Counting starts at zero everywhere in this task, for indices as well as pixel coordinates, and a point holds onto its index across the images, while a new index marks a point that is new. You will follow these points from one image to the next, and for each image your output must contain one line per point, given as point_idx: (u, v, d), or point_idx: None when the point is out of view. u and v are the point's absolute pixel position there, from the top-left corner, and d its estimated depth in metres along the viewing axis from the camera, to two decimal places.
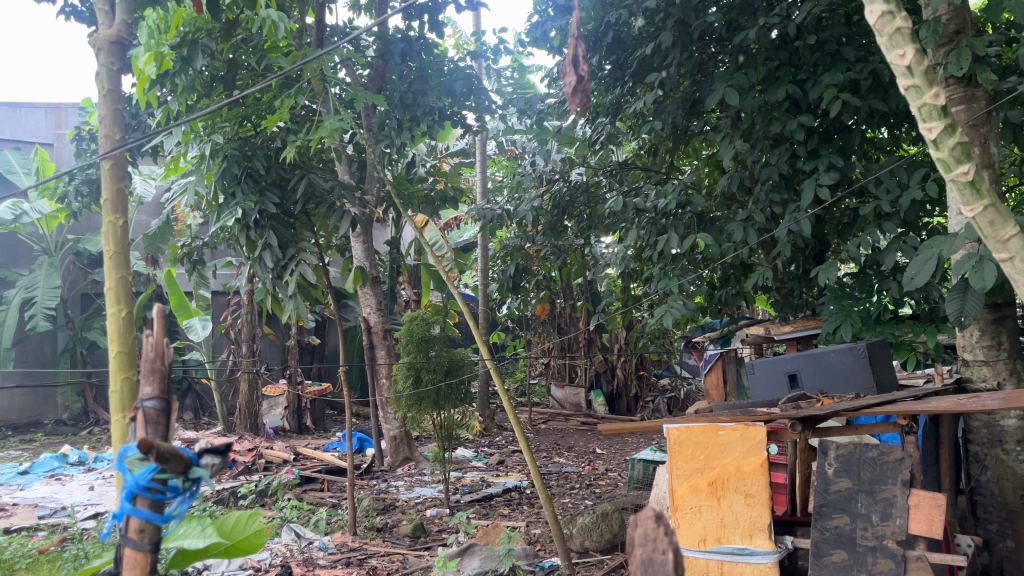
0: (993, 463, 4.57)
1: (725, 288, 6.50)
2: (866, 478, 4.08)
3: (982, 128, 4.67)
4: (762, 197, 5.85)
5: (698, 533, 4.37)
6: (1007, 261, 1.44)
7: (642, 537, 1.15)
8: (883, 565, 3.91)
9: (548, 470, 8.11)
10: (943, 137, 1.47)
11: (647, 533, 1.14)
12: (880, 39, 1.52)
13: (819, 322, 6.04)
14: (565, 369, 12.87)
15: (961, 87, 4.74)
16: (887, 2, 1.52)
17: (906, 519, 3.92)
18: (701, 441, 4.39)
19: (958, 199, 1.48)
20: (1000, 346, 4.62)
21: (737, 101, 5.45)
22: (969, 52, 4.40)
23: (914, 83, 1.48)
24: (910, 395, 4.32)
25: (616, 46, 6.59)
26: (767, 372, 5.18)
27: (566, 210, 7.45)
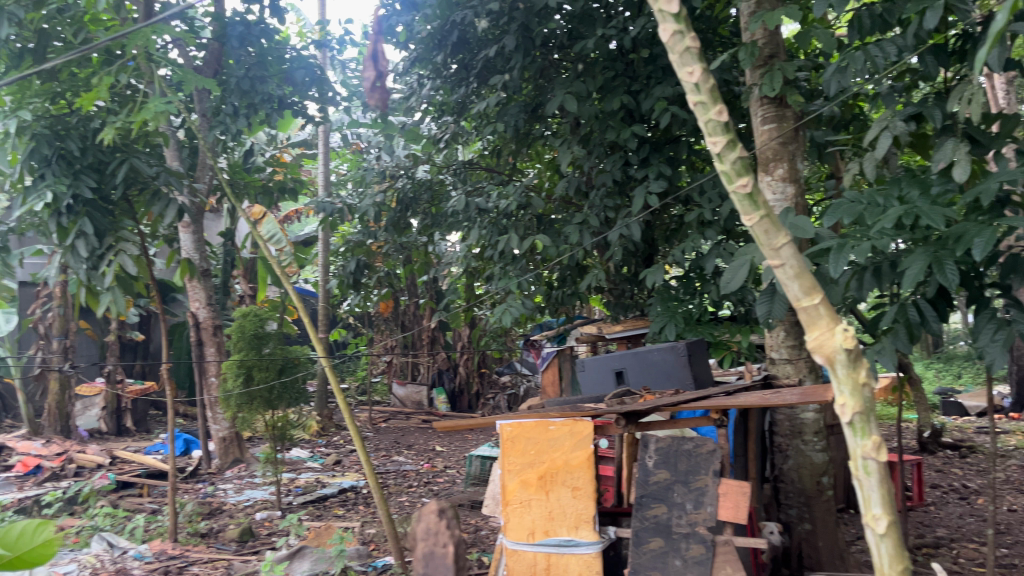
0: (793, 453, 5.00)
1: (561, 288, 6.70)
2: (682, 469, 4.34)
3: (790, 146, 5.09)
4: (597, 202, 6.11)
5: (526, 527, 4.46)
6: (777, 268, 1.45)
7: (426, 533, 1.17)
8: (694, 550, 4.16)
9: (386, 469, 8.02)
10: (726, 152, 1.45)
11: (430, 529, 1.15)
12: (670, 56, 1.49)
13: (647, 322, 6.41)
14: (408, 367, 12.82)
15: (774, 107, 5.14)
16: (678, 20, 1.50)
17: (716, 507, 4.21)
18: (532, 436, 4.51)
19: (737, 211, 1.47)
20: (801, 346, 5.05)
21: (574, 107, 5.67)
22: (780, 75, 4.82)
23: (701, 100, 1.46)
24: (722, 390, 4.66)
25: (460, 45, 6.64)
26: (595, 370, 5.38)
27: (409, 208, 7.39)
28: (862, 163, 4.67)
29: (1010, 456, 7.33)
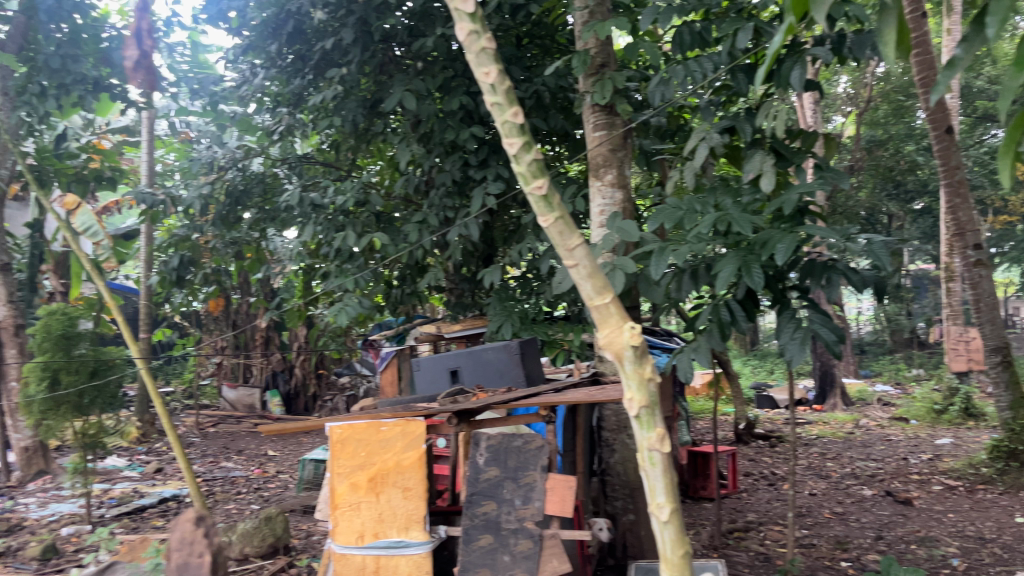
0: (619, 447, 5.21)
1: (399, 287, 6.65)
2: (511, 466, 4.39)
3: (619, 153, 5.30)
4: (435, 201, 6.11)
5: (355, 530, 4.38)
6: (572, 268, 1.50)
7: (180, 546, 2.25)
8: (522, 545, 4.24)
9: (212, 475, 7.63)
10: (522, 154, 1.48)
11: (184, 541, 2.26)
12: (467, 55, 1.50)
13: (485, 321, 6.49)
14: (240, 369, 12.27)
15: (604, 114, 5.35)
16: (474, 20, 1.51)
17: (543, 501, 4.30)
18: (363, 437, 4.42)
19: (534, 213, 1.50)
20: None
21: (413, 106, 5.65)
22: (610, 84, 5.05)
23: (498, 102, 1.48)
24: (553, 387, 4.78)
25: (296, 36, 6.44)
26: (430, 368, 5.37)
27: (240, 202, 7.06)
28: (683, 171, 4.96)
29: (811, 445, 8.03)
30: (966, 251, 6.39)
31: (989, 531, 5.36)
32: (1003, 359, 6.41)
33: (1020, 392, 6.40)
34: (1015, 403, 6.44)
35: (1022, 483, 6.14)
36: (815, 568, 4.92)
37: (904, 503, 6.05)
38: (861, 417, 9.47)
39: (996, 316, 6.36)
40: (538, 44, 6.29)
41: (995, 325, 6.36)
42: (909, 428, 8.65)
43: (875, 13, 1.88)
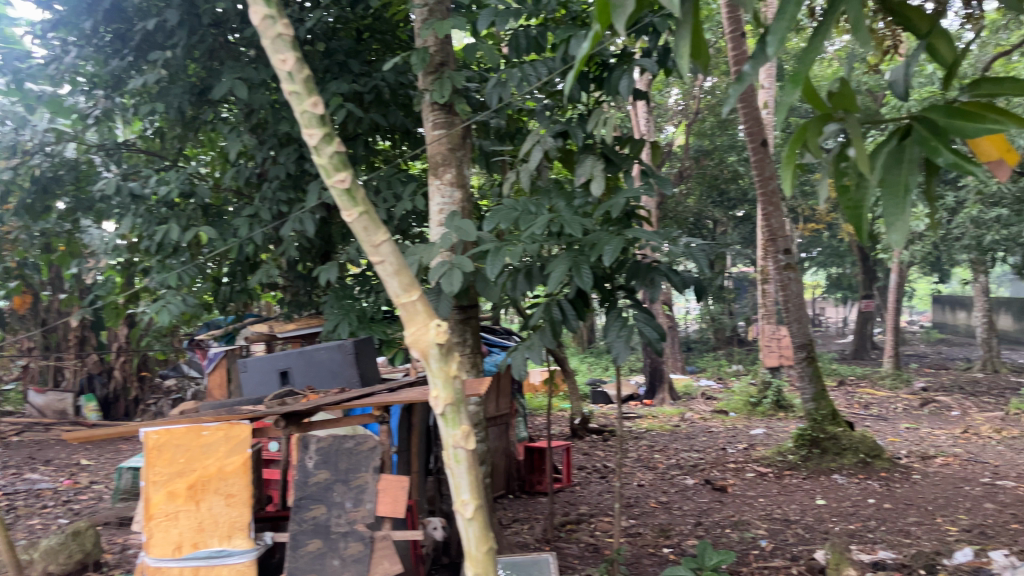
0: None
1: (229, 284, 6.34)
2: (342, 468, 4.27)
3: (458, 152, 5.30)
4: (269, 195, 5.88)
5: (171, 542, 4.12)
6: (378, 264, 1.48)
7: None
8: (353, 548, 4.15)
9: (13, 489, 6.94)
10: (323, 145, 1.46)
11: None
12: (263, 41, 1.49)
13: (321, 320, 6.32)
14: (49, 372, 11.27)
15: (444, 114, 5.34)
16: (269, 7, 1.51)
17: (375, 503, 4.22)
18: (182, 443, 4.15)
19: (337, 206, 1.47)
20: (464, 343, 5.23)
21: (244, 95, 5.41)
22: (449, 84, 5.08)
23: (295, 89, 1.48)
24: (388, 387, 4.72)
25: (115, 14, 6.01)
26: (257, 370, 5.08)
27: (49, 190, 6.49)
28: (519, 172, 5.04)
29: (640, 438, 8.42)
30: (778, 256, 6.93)
31: (793, 513, 5.84)
32: (808, 355, 7.01)
33: (821, 385, 7.02)
34: (818, 394, 7.05)
35: (822, 468, 6.73)
36: (640, 556, 5.15)
37: (721, 490, 6.47)
38: (686, 411, 10.04)
39: (802, 316, 6.95)
40: (378, 39, 6.20)
41: (801, 324, 6.95)
42: (728, 420, 9.27)
43: (674, 27, 2.03)
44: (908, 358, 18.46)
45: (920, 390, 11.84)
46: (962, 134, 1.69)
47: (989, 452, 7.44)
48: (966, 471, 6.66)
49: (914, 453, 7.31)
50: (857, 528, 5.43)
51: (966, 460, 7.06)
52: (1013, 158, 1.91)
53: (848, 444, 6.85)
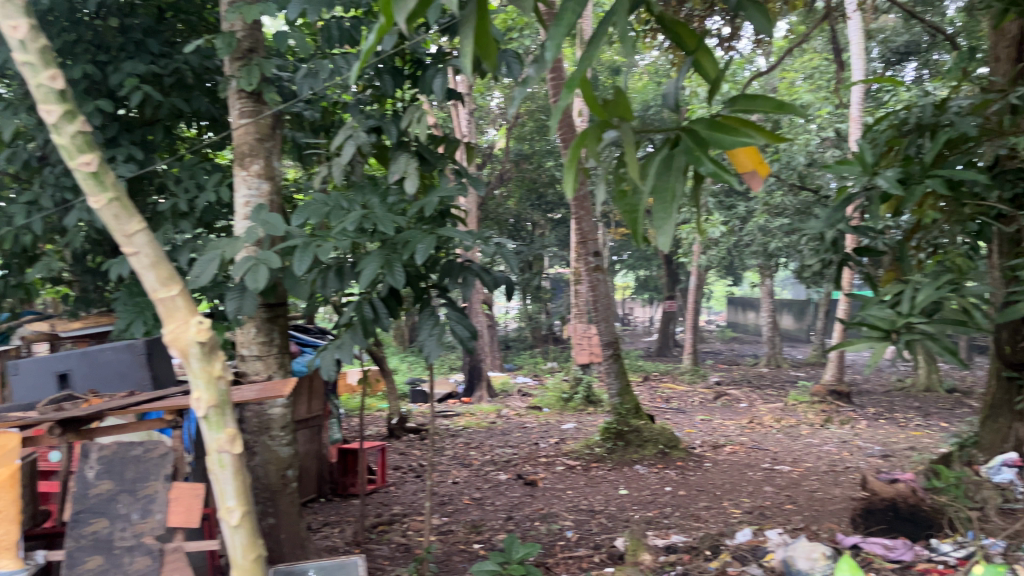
0: (260, 449, 4.54)
1: (2, 277, 5.69)
2: (128, 477, 3.64)
3: (267, 143, 5.06)
4: (51, 180, 5.32)
5: None
6: (132, 252, 1.86)
7: None
8: (138, 564, 3.53)
9: None
10: (64, 125, 1.83)
11: None
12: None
13: (112, 318, 5.82)
14: None
15: (251, 102, 5.08)
16: None
17: (165, 513, 3.62)
18: None
19: (86, 188, 1.85)
20: (271, 342, 4.97)
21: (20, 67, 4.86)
22: (257, 71, 4.86)
23: (29, 60, 1.84)
24: (183, 390, 4.42)
25: None
26: (31, 373, 4.61)
27: None
28: (330, 167, 4.90)
29: (457, 436, 8.48)
30: (588, 258, 7.23)
31: (598, 503, 6.11)
32: (614, 352, 7.38)
33: (626, 381, 7.41)
34: (622, 389, 7.42)
35: (626, 459, 7.09)
36: (450, 553, 5.18)
37: (531, 484, 6.64)
38: (502, 408, 10.24)
39: (609, 315, 7.29)
40: (183, 19, 5.80)
41: (609, 322, 7.30)
42: (541, 416, 9.56)
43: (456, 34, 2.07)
44: (705, 355, 19.96)
45: (714, 384, 12.84)
46: (720, 146, 1.86)
47: (769, 440, 8.20)
48: (749, 458, 7.30)
49: (707, 443, 7.90)
50: (655, 515, 5.76)
51: (749, 448, 7.73)
52: (764, 170, 2.07)
53: (648, 436, 7.27)
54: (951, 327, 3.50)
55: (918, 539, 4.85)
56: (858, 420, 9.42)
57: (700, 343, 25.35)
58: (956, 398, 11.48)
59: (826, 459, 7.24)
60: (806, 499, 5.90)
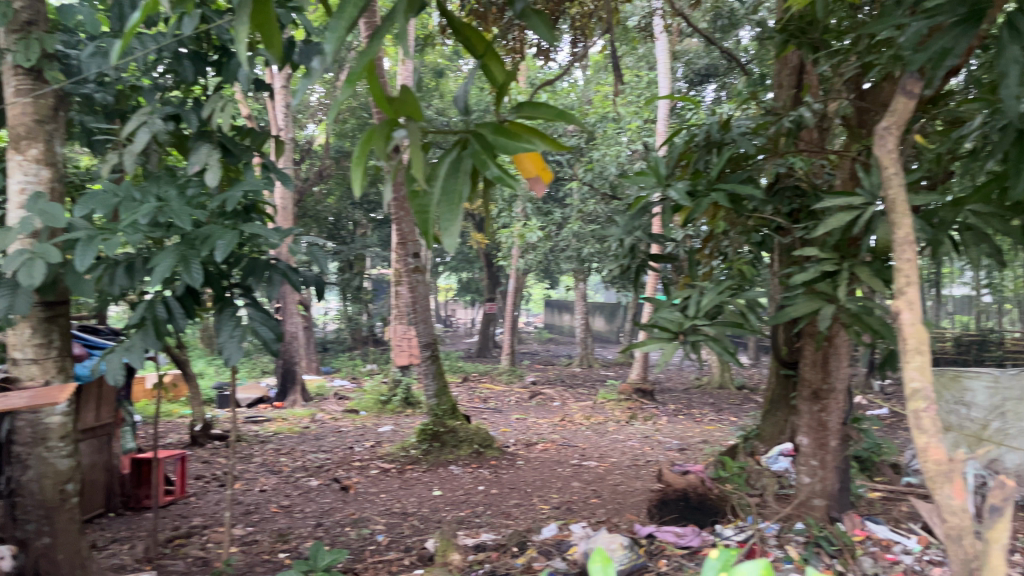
0: (34, 462, 4.06)
1: None
2: None
3: (47, 125, 4.58)
4: None
5: None
6: None
7: None
8: None
9: None
10: None
11: None
12: None
13: None
14: None
15: (29, 79, 4.57)
16: None
17: None
18: None
19: None
20: (49, 344, 4.51)
21: None
22: (36, 46, 4.40)
23: None
24: None
25: None
26: None
27: None
28: (122, 155, 4.53)
29: (267, 441, 8.14)
30: (407, 259, 7.19)
31: (411, 505, 6.08)
32: (432, 353, 7.38)
33: (443, 382, 7.43)
34: (439, 390, 7.44)
35: (441, 460, 7.11)
36: (253, 564, 4.95)
37: (344, 490, 6.49)
38: (317, 411, 9.96)
39: (428, 316, 7.29)
40: None
41: (427, 324, 7.30)
42: (358, 419, 9.39)
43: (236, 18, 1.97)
44: (523, 356, 20.53)
45: (529, 383, 13.23)
46: (506, 150, 1.89)
47: (579, 436, 8.54)
48: (560, 455, 7.57)
49: (520, 441, 8.11)
50: (467, 515, 5.81)
51: (560, 445, 8.02)
52: (547, 176, 2.12)
53: (464, 436, 7.34)
54: (730, 329, 3.80)
55: (706, 526, 5.22)
56: (659, 416, 10.04)
57: (517, 343, 26.02)
58: (745, 395, 12.56)
59: (629, 453, 7.64)
60: (610, 493, 6.19)
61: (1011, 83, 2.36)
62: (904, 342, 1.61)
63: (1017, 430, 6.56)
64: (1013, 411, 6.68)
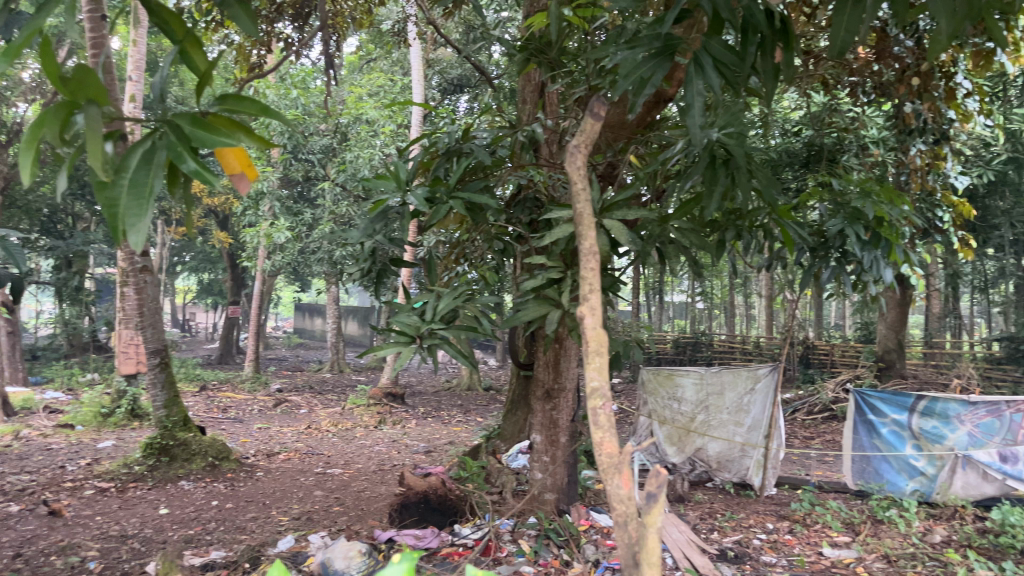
0: None
1: None
2: None
3: None
4: None
5: None
6: None
7: None
8: None
9: None
10: None
11: None
12: None
13: None
14: None
15: None
16: None
17: None
18: None
19: None
20: None
21: None
22: None
23: None
24: None
25: None
26: None
27: None
28: None
29: None
30: (134, 257, 6.61)
31: (132, 527, 5.53)
32: (162, 361, 6.82)
33: (174, 392, 6.91)
34: (169, 401, 6.90)
35: (169, 476, 6.57)
36: None
37: (53, 514, 5.71)
38: (21, 428, 8.79)
39: (158, 321, 6.75)
40: None
41: (156, 328, 6.73)
42: (73, 435, 8.44)
43: None
44: (269, 362, 19.68)
45: (275, 390, 12.70)
46: (203, 143, 1.77)
47: (324, 444, 8.36)
48: (303, 464, 7.37)
49: (261, 451, 7.76)
50: (197, 533, 5.41)
51: (304, 454, 7.79)
52: (252, 175, 2.03)
53: (196, 449, 6.87)
54: (465, 332, 3.88)
55: (445, 526, 5.32)
56: (408, 420, 10.13)
57: (264, 348, 24.94)
58: (490, 396, 13.07)
59: (375, 459, 7.63)
60: (353, 500, 6.13)
61: (695, 113, 2.65)
62: (586, 344, 1.74)
63: (718, 421, 7.55)
64: (715, 404, 7.59)
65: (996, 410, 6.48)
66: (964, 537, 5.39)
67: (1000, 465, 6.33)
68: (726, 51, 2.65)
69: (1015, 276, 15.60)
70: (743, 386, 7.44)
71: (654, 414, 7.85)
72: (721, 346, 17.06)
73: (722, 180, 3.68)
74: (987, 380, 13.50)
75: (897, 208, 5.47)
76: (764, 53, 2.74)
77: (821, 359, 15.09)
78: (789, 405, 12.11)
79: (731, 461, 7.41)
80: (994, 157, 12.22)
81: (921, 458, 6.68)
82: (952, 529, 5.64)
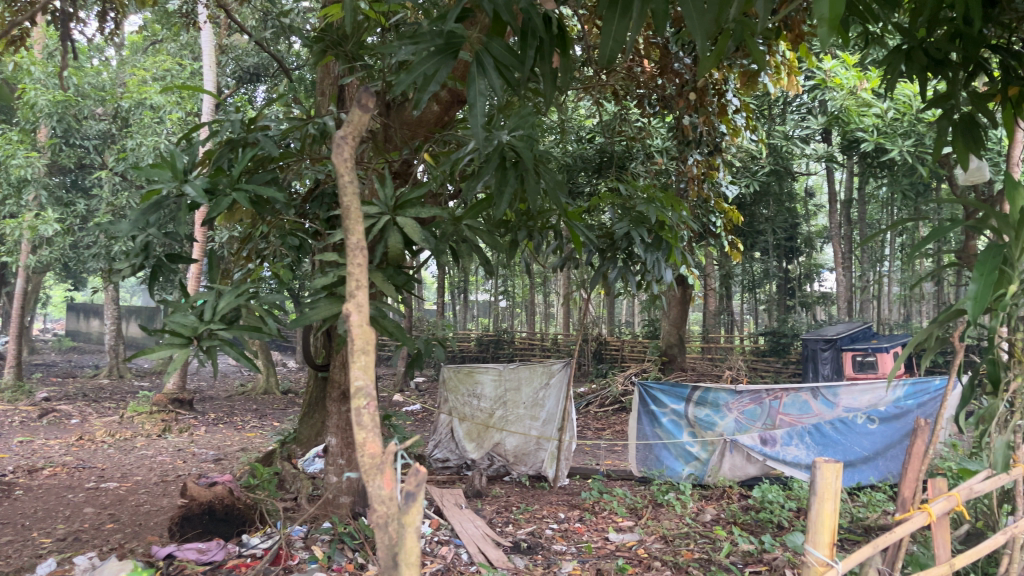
0: None
1: None
2: None
3: None
4: None
5: None
6: None
7: None
8: None
9: None
10: None
11: None
12: None
13: None
14: None
15: None
16: None
17: None
18: None
19: None
20: None
21: None
22: None
23: None
24: None
25: None
26: None
27: None
28: None
29: None
30: None
31: None
32: None
33: None
34: None
35: None
36: None
37: None
38: None
39: None
40: None
41: None
42: None
43: None
44: (33, 368, 17.72)
45: (41, 399, 11.45)
46: None
47: (97, 456, 7.66)
48: (71, 479, 6.70)
49: (20, 467, 6.96)
50: None
51: (73, 468, 7.10)
52: None
53: None
54: (247, 332, 3.67)
55: (232, 537, 5.03)
56: (196, 427, 9.54)
57: (30, 353, 22.45)
58: (288, 399, 12.61)
59: (157, 469, 7.10)
60: (129, 515, 5.66)
61: (477, 113, 2.67)
62: (353, 342, 1.67)
63: (515, 416, 7.78)
64: (512, 400, 7.81)
65: (758, 397, 7.17)
66: (732, 515, 5.89)
67: (761, 447, 6.97)
68: (507, 53, 2.71)
69: (776, 276, 17.39)
70: (538, 382, 7.69)
71: (454, 411, 8.01)
72: (521, 343, 17.63)
73: (512, 181, 3.75)
74: (752, 370, 14.97)
75: (677, 212, 5.89)
76: (543, 57, 2.81)
77: (613, 354, 16.00)
78: (583, 399, 12.71)
79: (527, 454, 7.64)
80: (760, 169, 13.57)
81: (696, 444, 7.27)
82: (721, 508, 6.15)
